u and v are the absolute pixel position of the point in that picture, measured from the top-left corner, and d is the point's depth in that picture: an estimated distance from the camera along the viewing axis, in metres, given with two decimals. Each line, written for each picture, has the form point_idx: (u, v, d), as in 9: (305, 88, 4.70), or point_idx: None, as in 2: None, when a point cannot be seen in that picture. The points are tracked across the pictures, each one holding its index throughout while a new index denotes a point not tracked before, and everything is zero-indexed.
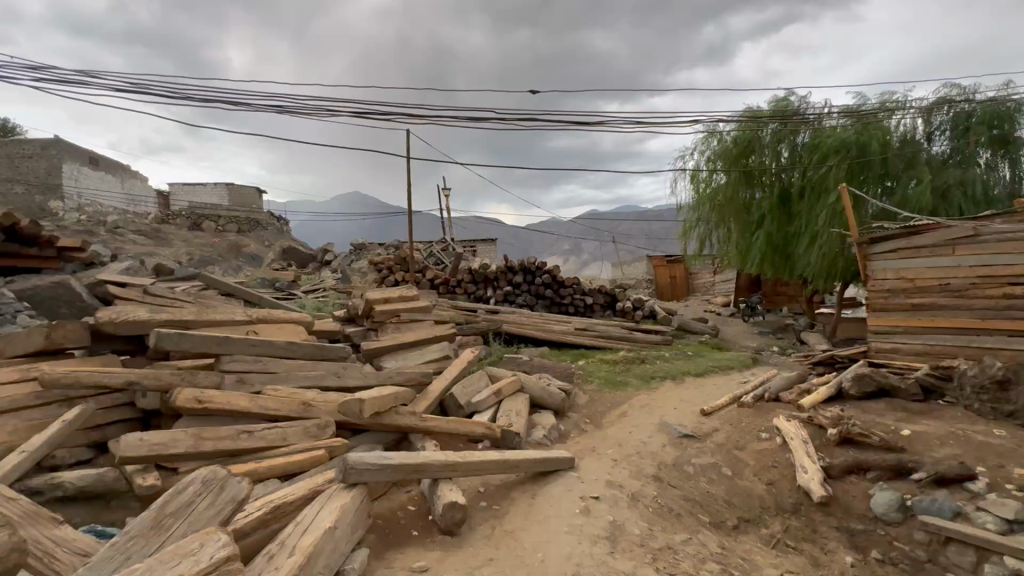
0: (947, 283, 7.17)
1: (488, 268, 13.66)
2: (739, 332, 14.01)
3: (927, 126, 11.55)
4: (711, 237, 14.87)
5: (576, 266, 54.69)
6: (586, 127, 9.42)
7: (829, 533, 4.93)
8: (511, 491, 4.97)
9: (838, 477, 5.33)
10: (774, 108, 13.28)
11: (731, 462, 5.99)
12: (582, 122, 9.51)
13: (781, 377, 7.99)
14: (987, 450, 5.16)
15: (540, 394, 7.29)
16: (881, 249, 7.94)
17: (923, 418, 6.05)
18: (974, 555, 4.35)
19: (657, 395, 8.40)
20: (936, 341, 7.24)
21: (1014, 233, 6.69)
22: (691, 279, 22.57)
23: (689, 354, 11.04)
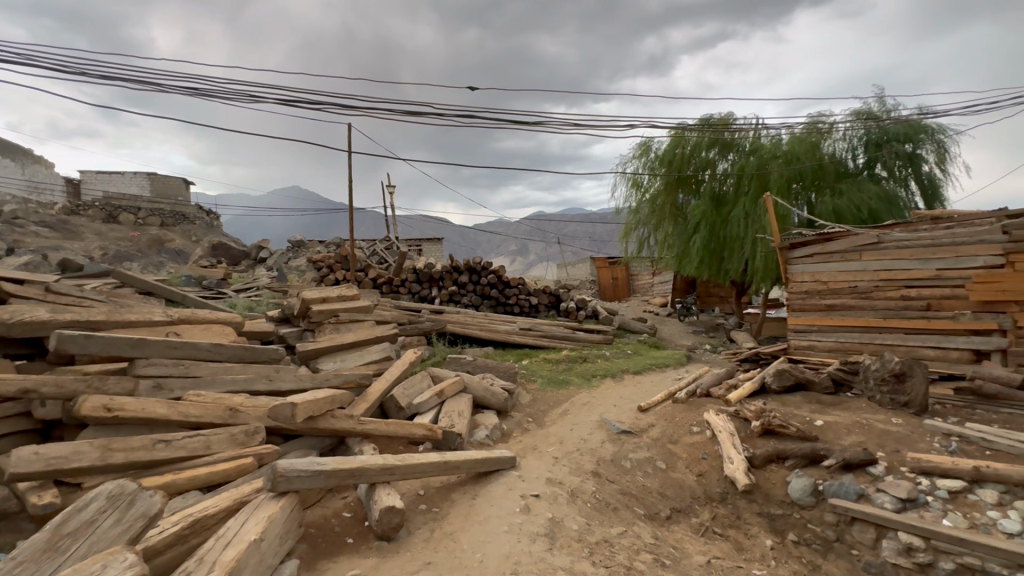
0: (855, 285, 7.87)
1: (433, 268, 13.49)
2: (675, 331, 14.68)
3: (845, 142, 12.66)
4: (650, 240, 15.48)
5: (522, 266, 55.18)
6: (527, 126, 9.22)
7: (752, 519, 5.28)
8: (452, 492, 4.92)
9: (761, 466, 5.70)
10: (708, 120, 14.00)
11: (665, 455, 6.27)
12: (522, 122, 9.30)
13: (711, 374, 8.45)
14: (886, 437, 5.70)
15: (483, 394, 7.29)
16: (801, 254, 8.62)
17: (833, 409, 6.60)
18: (874, 532, 4.72)
19: (597, 393, 8.63)
20: (846, 338, 7.93)
21: (910, 240, 7.42)
22: (632, 280, 23.42)
23: (628, 353, 11.43)
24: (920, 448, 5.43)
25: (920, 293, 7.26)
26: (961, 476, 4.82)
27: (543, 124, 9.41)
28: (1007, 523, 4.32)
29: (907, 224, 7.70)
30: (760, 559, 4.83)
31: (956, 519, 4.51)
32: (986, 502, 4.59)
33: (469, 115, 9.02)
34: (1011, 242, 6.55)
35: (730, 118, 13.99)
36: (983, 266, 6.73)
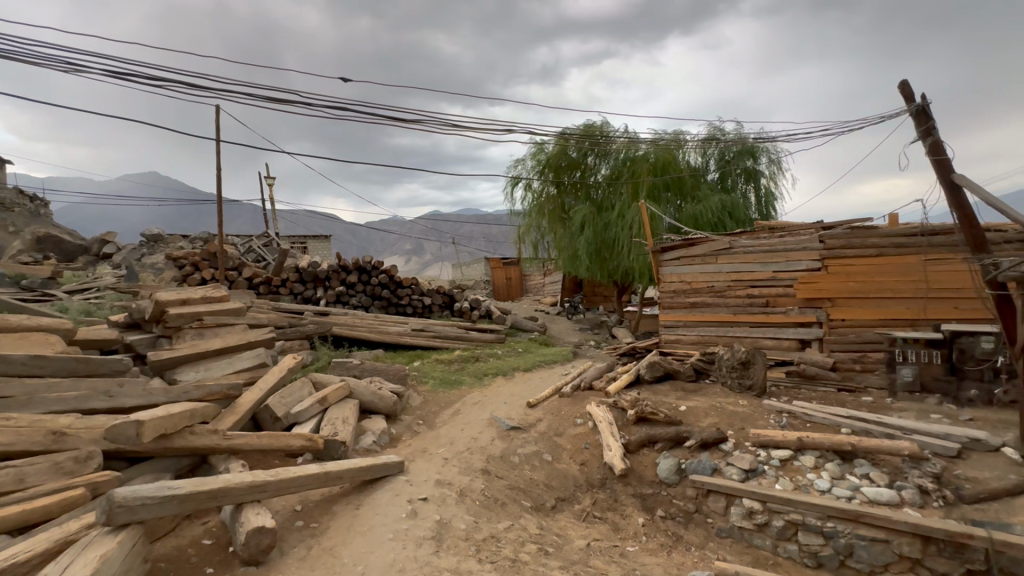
0: (712, 286, 8.94)
1: (318, 267, 12.64)
2: (563, 329, 15.42)
3: (703, 157, 14.30)
4: (541, 242, 16.08)
5: (417, 266, 54.05)
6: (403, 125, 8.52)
7: (626, 500, 5.73)
8: (333, 504, 4.64)
9: (635, 451, 6.21)
10: (593, 130, 14.89)
11: (551, 448, 6.55)
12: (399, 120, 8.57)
13: (594, 368, 9.02)
14: (735, 417, 6.55)
15: (370, 398, 6.99)
16: (669, 257, 9.54)
17: (695, 395, 7.43)
18: (725, 501, 5.37)
19: (489, 392, 8.76)
20: (705, 332, 8.98)
21: (754, 247, 8.61)
22: (525, 281, 24.14)
23: (520, 351, 11.76)
24: (759, 425, 6.33)
25: (760, 292, 8.47)
26: (789, 446, 5.69)
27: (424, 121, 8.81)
28: (821, 482, 5.18)
29: (752, 233, 8.91)
30: (633, 536, 5.27)
31: (785, 482, 5.31)
32: (807, 466, 5.47)
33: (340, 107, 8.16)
34: (825, 250, 7.92)
35: (613, 129, 15.01)
36: (806, 269, 8.06)
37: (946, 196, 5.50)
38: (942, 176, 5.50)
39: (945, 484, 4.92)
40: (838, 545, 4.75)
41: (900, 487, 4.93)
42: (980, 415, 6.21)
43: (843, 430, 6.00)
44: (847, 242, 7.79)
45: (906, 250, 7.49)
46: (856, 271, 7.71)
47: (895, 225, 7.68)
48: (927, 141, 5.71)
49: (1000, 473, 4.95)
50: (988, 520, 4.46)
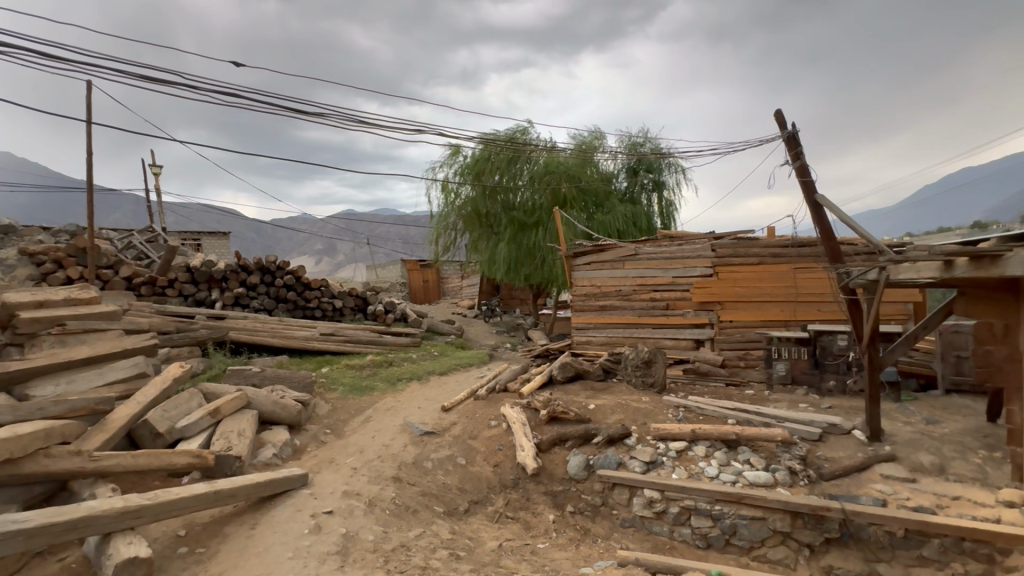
0: (620, 290, 9.47)
1: (212, 266, 11.54)
2: (480, 332, 15.46)
3: (613, 167, 15.11)
4: (457, 244, 16.26)
5: (329, 266, 51.29)
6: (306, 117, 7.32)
7: (538, 498, 5.89)
8: (224, 525, 4.25)
9: (547, 450, 6.38)
10: (512, 135, 15.16)
11: (465, 451, 6.54)
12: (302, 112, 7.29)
13: (509, 370, 9.15)
14: (638, 413, 6.97)
15: (271, 408, 6.50)
16: (581, 262, 9.94)
17: (603, 393, 7.81)
18: (628, 492, 5.70)
19: (403, 397, 8.53)
20: (613, 333, 9.49)
21: (657, 253, 9.22)
22: (443, 283, 23.85)
23: (436, 355, 11.59)
24: (659, 419, 6.80)
25: (662, 296, 9.12)
26: (684, 437, 6.17)
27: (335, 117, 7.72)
28: (710, 469, 5.67)
29: (655, 240, 9.55)
30: (543, 533, 5.43)
31: (680, 471, 5.75)
32: (699, 455, 5.97)
33: (230, 92, 6.76)
34: (717, 257, 8.72)
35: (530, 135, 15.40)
36: (700, 274, 8.82)
37: (811, 214, 6.30)
38: (808, 196, 6.30)
39: (810, 464, 5.61)
40: (724, 525, 5.22)
41: (774, 469, 5.54)
42: (837, 403, 7.19)
43: (730, 421, 6.63)
44: (735, 251, 8.68)
45: (781, 259, 8.51)
46: (741, 276, 8.59)
47: (773, 236, 8.68)
48: (796, 164, 6.50)
49: (850, 452, 5.76)
50: (841, 493, 5.16)
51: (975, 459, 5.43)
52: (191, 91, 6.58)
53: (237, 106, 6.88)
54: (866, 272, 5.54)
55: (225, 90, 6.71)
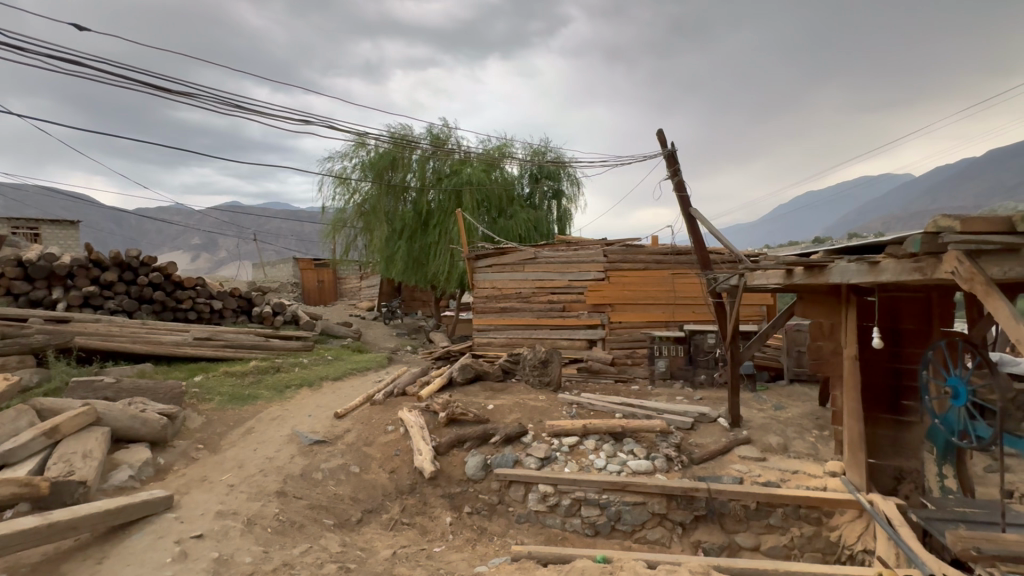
0: (520, 292, 9.71)
1: (54, 260, 9.82)
2: (379, 334, 14.94)
3: (517, 173, 15.45)
4: (357, 243, 15.66)
5: (207, 263, 46.05)
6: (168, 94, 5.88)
7: (435, 502, 5.83)
8: (62, 563, 3.65)
9: (445, 452, 6.34)
10: (417, 134, 14.88)
11: (359, 459, 6.29)
12: (162, 90, 5.86)
13: (407, 373, 8.94)
14: (535, 411, 7.20)
15: (128, 424, 5.68)
16: (483, 264, 9.99)
17: (502, 393, 7.96)
18: (524, 488, 5.85)
19: (291, 405, 7.94)
20: (513, 335, 9.71)
21: (554, 257, 9.62)
22: (339, 284, 22.60)
23: (329, 359, 10.94)
24: (554, 416, 7.10)
25: (559, 299, 9.53)
26: (576, 432, 6.49)
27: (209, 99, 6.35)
28: (599, 461, 6.02)
29: (552, 244, 9.95)
30: (440, 536, 5.41)
31: (572, 464, 6.04)
32: (589, 448, 6.30)
33: (71, 58, 5.35)
34: (608, 263, 9.35)
35: (437, 135, 15.20)
36: (593, 278, 9.39)
37: (686, 225, 7.00)
38: (684, 209, 6.99)
39: (683, 451, 6.22)
40: (610, 513, 5.58)
41: (654, 457, 6.05)
42: (706, 394, 8.07)
43: (617, 415, 7.12)
44: (624, 258, 9.35)
45: (662, 265, 9.38)
46: (629, 281, 9.32)
47: (656, 244, 9.53)
48: (675, 180, 7.18)
49: (716, 437, 6.49)
50: (708, 474, 5.78)
51: (810, 438, 6.42)
52: (13, 53, 5.04)
53: (82, 78, 5.47)
54: (729, 278, 6.29)
55: (63, 53, 5.28)
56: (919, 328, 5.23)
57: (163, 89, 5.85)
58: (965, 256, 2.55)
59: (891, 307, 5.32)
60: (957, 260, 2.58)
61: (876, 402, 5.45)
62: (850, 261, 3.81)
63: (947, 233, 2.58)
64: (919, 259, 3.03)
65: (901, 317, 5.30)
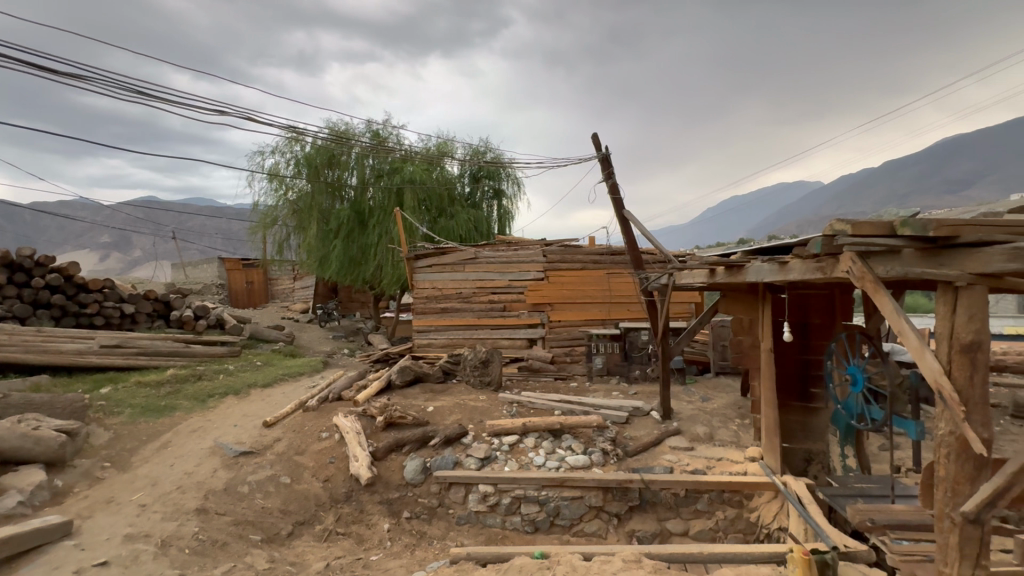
0: (460, 292, 9.63)
1: None
2: (314, 338, 14.28)
3: (458, 172, 15.33)
4: (289, 242, 15.06)
5: (118, 264, 42.08)
6: (50, 75, 5.10)
7: (372, 509, 5.69)
8: None
9: (383, 457, 6.19)
10: (354, 130, 14.38)
11: (290, 469, 6.00)
12: (44, 70, 5.07)
13: (343, 377, 8.61)
14: (475, 412, 7.18)
15: (18, 444, 5.08)
16: (423, 264, 9.79)
17: (442, 395, 7.87)
18: (464, 490, 5.81)
19: (214, 415, 7.41)
20: (454, 335, 9.63)
21: (494, 257, 9.64)
22: (271, 285, 21.41)
23: (259, 365, 10.31)
24: (494, 416, 7.11)
25: (500, 298, 9.58)
26: (516, 431, 6.54)
27: (108, 84, 5.52)
28: (538, 458, 6.09)
29: (492, 244, 9.97)
30: (377, 544, 5.30)
31: (511, 463, 6.08)
32: (528, 446, 6.37)
33: None
34: (547, 263, 9.55)
35: (375, 132, 14.75)
36: (533, 278, 9.54)
37: (620, 226, 7.25)
38: (618, 211, 7.23)
39: (618, 444, 6.45)
40: (549, 508, 5.67)
41: (591, 452, 6.20)
42: (640, 389, 8.41)
43: (556, 412, 7.25)
44: (562, 257, 9.59)
45: (599, 265, 9.71)
46: (567, 280, 9.56)
47: (593, 245, 9.82)
48: (609, 182, 7.41)
49: (648, 430, 6.78)
50: (641, 465, 6.02)
51: (732, 426, 6.87)
52: None
53: None
54: (659, 277, 6.58)
55: None
56: (824, 322, 5.73)
57: (45, 69, 5.07)
58: (857, 256, 2.83)
59: (801, 303, 5.79)
60: (851, 260, 2.85)
61: (789, 391, 5.93)
62: (763, 261, 4.12)
63: (841, 237, 2.77)
64: (820, 260, 3.33)
65: (810, 312, 5.78)
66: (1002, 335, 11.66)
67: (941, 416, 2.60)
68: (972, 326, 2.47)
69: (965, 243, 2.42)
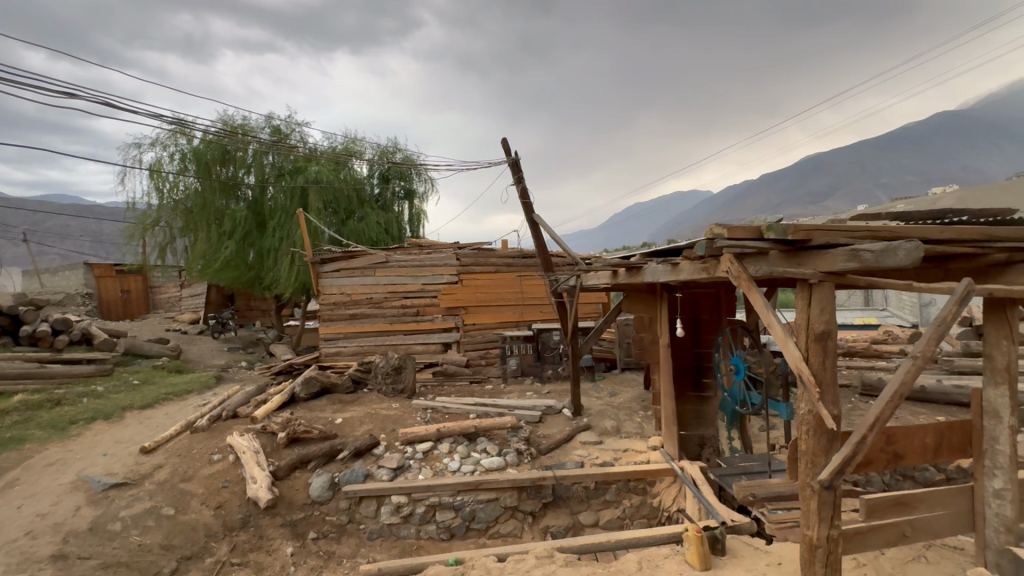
0: (371, 297, 9.27)
1: None
2: (205, 351, 12.91)
3: (367, 172, 14.75)
4: (174, 245, 13.68)
5: None
6: None
7: (274, 533, 5.28)
8: None
9: (285, 476, 5.77)
10: (250, 124, 13.29)
11: (174, 498, 5.38)
12: None
13: (239, 393, 7.89)
14: (387, 421, 6.93)
15: None
16: (329, 269, 9.27)
17: (352, 405, 7.50)
18: (376, 503, 5.56)
19: (77, 444, 6.42)
20: (364, 342, 9.24)
21: (406, 261, 9.41)
22: (152, 294, 19.12)
23: (135, 385, 9.09)
24: (408, 424, 6.91)
25: (413, 303, 9.38)
26: (430, 438, 6.41)
27: None
28: (453, 464, 6.02)
29: (404, 248, 9.72)
30: (279, 571, 4.92)
31: (426, 470, 5.94)
32: (443, 452, 6.27)
33: None
34: (460, 266, 9.53)
35: (274, 128, 13.73)
36: (446, 282, 9.46)
37: (531, 230, 7.42)
38: (528, 215, 7.40)
39: (532, 443, 6.58)
40: (465, 513, 5.62)
41: (505, 453, 6.26)
42: (553, 388, 8.66)
43: (471, 415, 7.23)
44: (475, 261, 9.62)
45: (511, 268, 9.88)
46: (481, 283, 9.61)
47: (506, 247, 9.99)
48: (519, 187, 7.56)
49: (561, 427, 7.01)
50: (554, 462, 6.18)
51: (637, 418, 7.32)
52: None
53: None
54: (568, 279, 6.84)
55: None
56: (712, 318, 6.31)
57: None
58: (734, 258, 3.15)
59: (692, 301, 6.32)
60: (729, 261, 3.16)
61: (684, 382, 6.45)
62: (658, 262, 4.47)
63: (718, 240, 3.04)
64: (705, 260, 3.66)
65: (700, 309, 6.34)
66: (852, 324, 13.65)
67: (802, 396, 2.96)
68: (823, 317, 2.84)
69: (817, 244, 2.78)
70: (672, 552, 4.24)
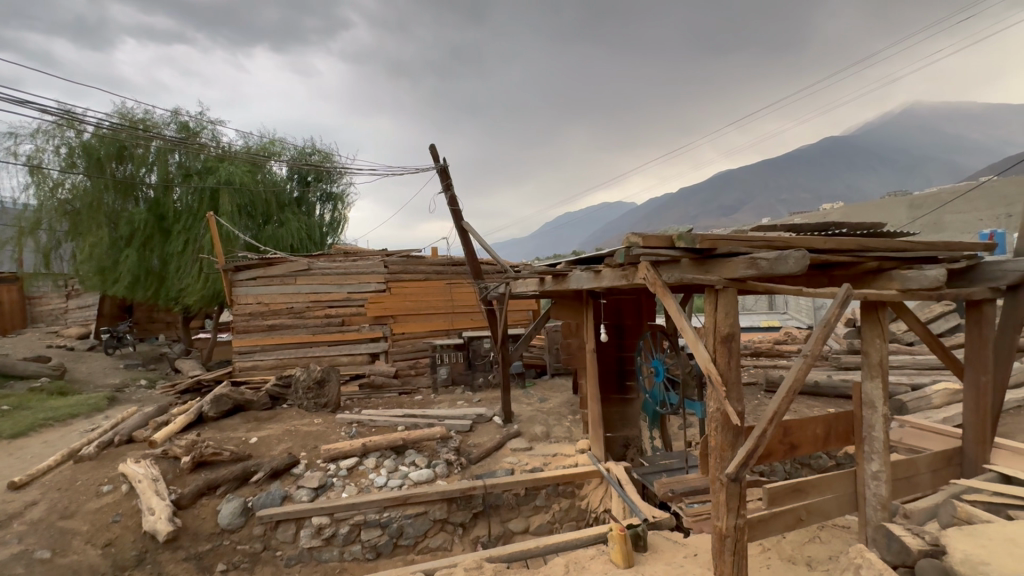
0: (291, 307, 8.74)
1: None
2: (95, 369, 11.49)
3: (287, 174, 13.99)
4: (60, 251, 12.14)
5: None
6: None
7: (175, 568, 4.78)
8: None
9: (189, 505, 5.26)
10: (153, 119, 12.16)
11: (51, 540, 4.71)
12: None
13: (136, 415, 7.10)
14: (308, 438, 6.54)
15: None
16: (244, 277, 8.62)
17: (268, 423, 7.00)
18: (295, 526, 5.20)
19: None
20: (283, 355, 8.68)
21: (330, 269, 9.00)
22: (30, 306, 16.78)
23: (5, 411, 7.89)
24: (331, 439, 6.57)
25: (337, 312, 8.97)
26: (355, 453, 6.14)
27: None
28: (379, 479, 5.79)
29: (327, 255, 9.29)
30: None
31: (350, 488, 5.66)
32: (369, 467, 6.01)
33: None
34: (388, 274, 9.29)
35: (181, 124, 12.64)
36: (373, 290, 9.17)
37: (460, 238, 7.38)
38: (457, 223, 7.36)
39: (462, 453, 6.49)
40: (392, 530, 5.41)
41: (435, 464, 6.12)
42: (484, 396, 8.62)
43: (399, 427, 7.00)
44: (404, 268, 9.43)
45: (440, 276, 9.79)
46: (409, 291, 9.40)
47: (435, 255, 9.87)
48: (448, 194, 7.49)
49: (492, 435, 6.98)
50: (484, 471, 6.14)
51: (565, 423, 7.46)
52: None
53: None
54: (497, 287, 6.86)
55: None
56: (634, 323, 6.60)
57: None
58: (650, 265, 3.31)
59: (616, 307, 6.57)
60: (646, 268, 3.32)
61: (609, 385, 6.68)
62: (582, 270, 4.62)
63: (634, 248, 3.18)
64: (625, 268, 3.82)
65: (623, 315, 6.60)
66: (758, 327, 14.91)
67: (711, 395, 3.16)
68: (728, 320, 3.06)
69: (722, 253, 2.99)
70: (598, 553, 4.34)
